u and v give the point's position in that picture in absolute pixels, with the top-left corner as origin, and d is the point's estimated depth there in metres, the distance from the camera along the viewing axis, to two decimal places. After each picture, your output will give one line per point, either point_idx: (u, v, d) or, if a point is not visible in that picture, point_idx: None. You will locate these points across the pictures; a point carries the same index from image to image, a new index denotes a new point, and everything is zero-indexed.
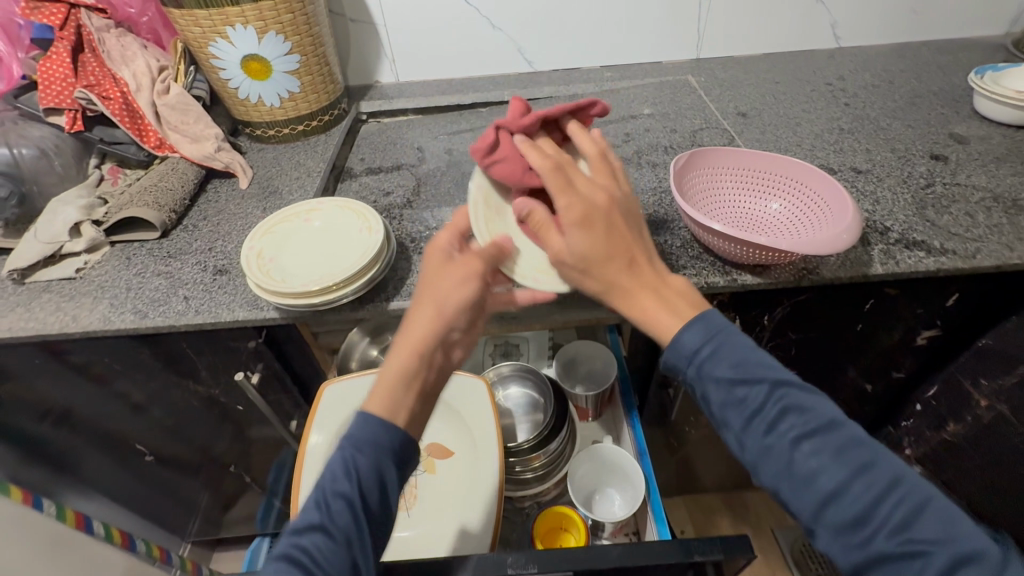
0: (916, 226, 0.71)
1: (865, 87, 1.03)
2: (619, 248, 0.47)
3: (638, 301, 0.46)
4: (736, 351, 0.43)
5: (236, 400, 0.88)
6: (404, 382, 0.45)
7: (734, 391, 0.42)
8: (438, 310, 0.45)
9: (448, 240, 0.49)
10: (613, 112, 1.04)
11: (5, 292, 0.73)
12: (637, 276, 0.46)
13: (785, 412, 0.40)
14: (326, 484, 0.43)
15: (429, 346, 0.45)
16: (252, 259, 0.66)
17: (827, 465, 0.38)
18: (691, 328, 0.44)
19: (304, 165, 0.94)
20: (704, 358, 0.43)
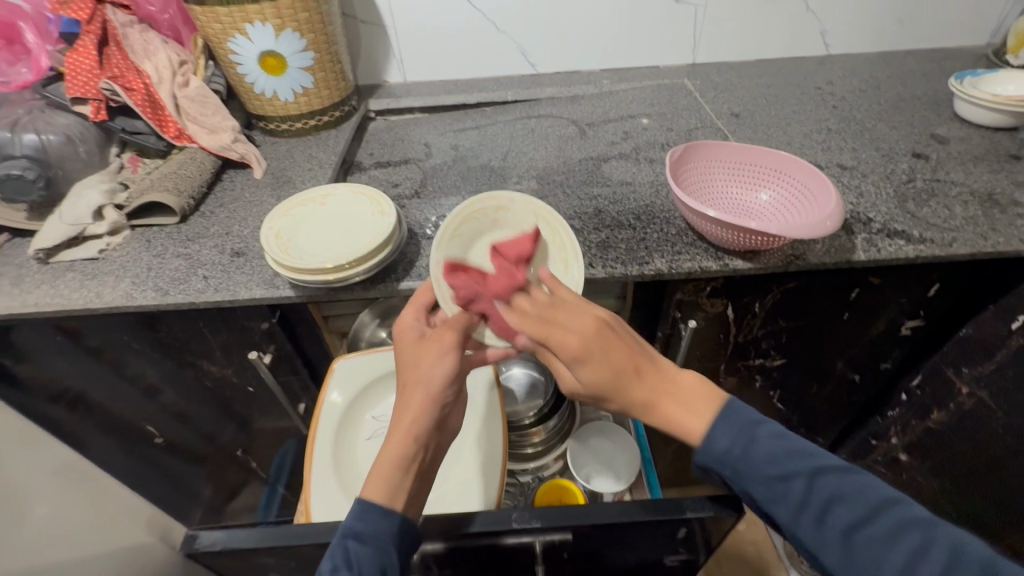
0: (897, 217, 0.76)
1: (853, 91, 1.08)
2: (626, 359, 0.48)
3: (662, 411, 0.47)
4: (769, 441, 0.45)
5: (247, 382, 0.91)
6: (399, 463, 0.50)
7: (772, 487, 0.44)
8: (421, 391, 0.54)
9: (415, 324, 0.60)
10: (613, 112, 1.08)
11: (30, 272, 0.76)
12: (648, 382, 0.48)
13: (829, 501, 0.42)
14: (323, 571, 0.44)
15: (418, 427, 0.52)
16: (270, 239, 0.69)
17: (883, 551, 0.40)
18: (718, 428, 0.46)
19: (316, 157, 0.98)
20: (737, 459, 0.45)
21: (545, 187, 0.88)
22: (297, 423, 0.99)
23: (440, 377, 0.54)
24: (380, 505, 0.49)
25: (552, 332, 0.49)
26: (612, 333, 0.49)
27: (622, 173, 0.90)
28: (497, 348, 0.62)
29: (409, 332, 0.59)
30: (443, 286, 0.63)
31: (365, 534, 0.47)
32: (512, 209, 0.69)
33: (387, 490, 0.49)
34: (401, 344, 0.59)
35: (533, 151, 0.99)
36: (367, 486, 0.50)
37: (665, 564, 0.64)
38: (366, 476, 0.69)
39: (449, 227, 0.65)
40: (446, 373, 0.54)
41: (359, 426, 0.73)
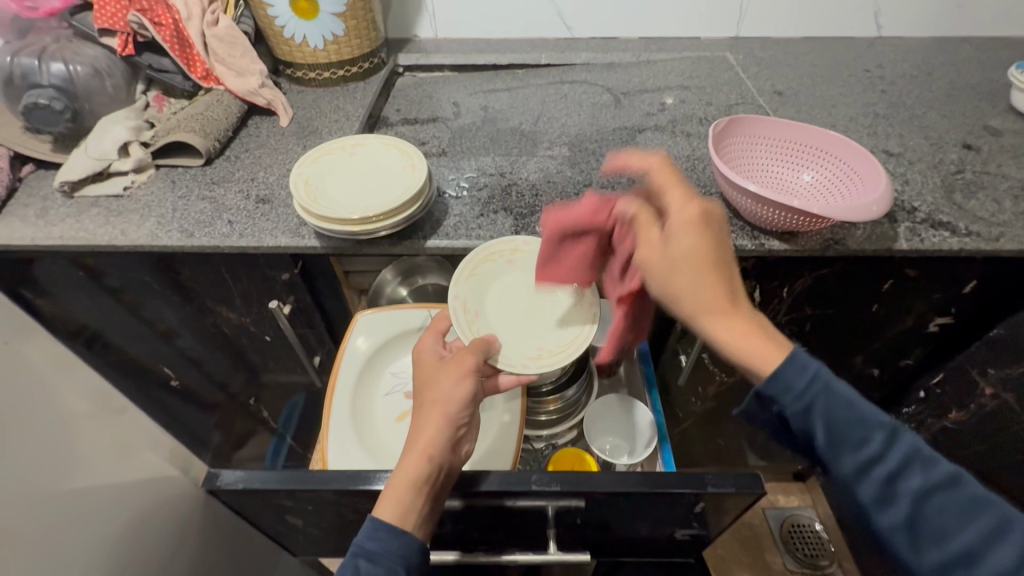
0: (943, 208, 0.73)
1: (903, 76, 1.03)
2: (700, 267, 0.47)
3: (728, 335, 0.46)
4: (848, 393, 0.43)
5: (265, 331, 0.91)
6: (413, 483, 0.49)
7: (849, 436, 0.42)
8: (439, 412, 0.53)
9: (435, 346, 0.60)
10: (648, 83, 1.04)
11: (55, 205, 0.76)
12: (718, 299, 0.47)
13: (907, 464, 0.41)
14: (365, 541, 0.48)
15: (435, 447, 0.51)
16: (299, 186, 0.68)
17: (953, 523, 0.40)
18: (786, 362, 0.44)
19: (343, 109, 0.95)
20: (819, 398, 0.43)
21: (578, 153, 0.86)
22: (311, 376, 0.99)
23: (457, 400, 0.54)
24: (392, 524, 0.48)
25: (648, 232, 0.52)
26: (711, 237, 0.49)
27: (657, 145, 0.87)
28: (513, 372, 0.61)
29: (428, 352, 0.59)
30: (459, 316, 0.63)
31: (377, 554, 0.47)
32: (529, 249, 0.68)
33: (400, 511, 0.48)
34: (423, 362, 0.58)
35: (566, 117, 0.96)
36: (379, 505, 0.49)
37: (675, 538, 0.65)
38: (380, 429, 0.69)
39: (466, 266, 0.66)
40: (463, 397, 0.54)
41: (376, 380, 0.73)
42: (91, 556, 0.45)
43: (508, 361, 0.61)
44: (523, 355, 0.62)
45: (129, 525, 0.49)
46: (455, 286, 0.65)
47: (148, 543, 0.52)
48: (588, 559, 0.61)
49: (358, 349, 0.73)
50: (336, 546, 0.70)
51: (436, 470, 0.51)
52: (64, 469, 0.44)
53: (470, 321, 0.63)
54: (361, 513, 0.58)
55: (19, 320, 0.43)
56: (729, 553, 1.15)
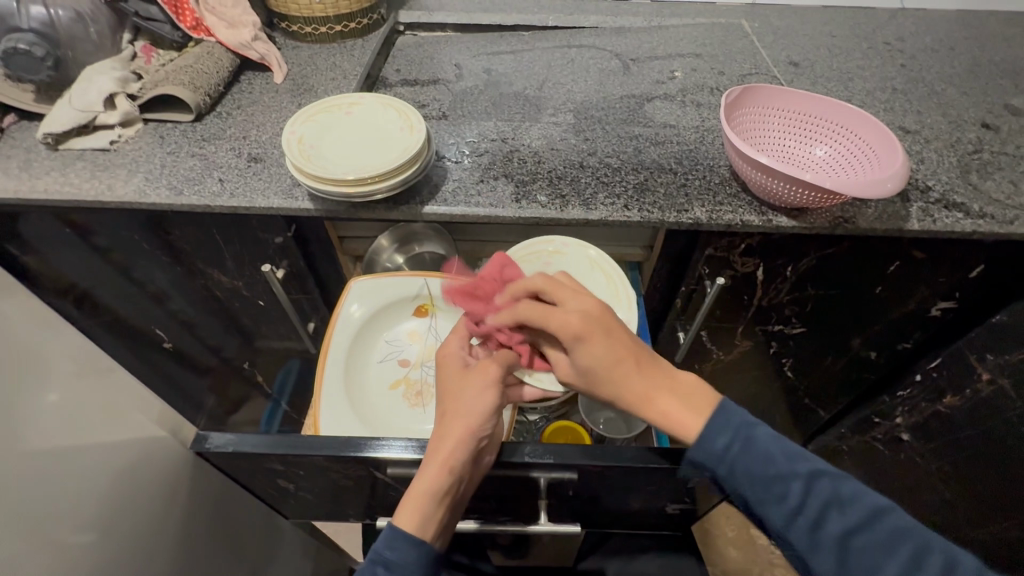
0: (957, 188, 0.71)
1: (924, 50, 0.99)
2: (623, 351, 0.47)
3: (656, 404, 0.46)
4: (764, 442, 0.43)
5: (259, 295, 0.90)
6: (432, 497, 0.49)
7: (769, 488, 0.42)
8: (462, 424, 0.51)
9: (461, 351, 0.57)
10: (659, 49, 1.00)
11: (39, 157, 0.73)
12: (652, 378, 0.47)
13: (827, 507, 0.41)
14: (383, 548, 0.49)
15: (457, 461, 0.50)
16: (292, 143, 0.65)
17: (879, 560, 0.40)
18: (714, 426, 0.44)
19: (340, 67, 0.91)
20: (735, 457, 0.43)
21: (583, 121, 0.82)
22: (306, 342, 0.98)
23: (482, 413, 0.52)
24: (409, 535, 0.49)
25: (552, 317, 0.49)
26: (609, 319, 0.49)
27: (666, 114, 0.83)
28: (540, 387, 0.59)
29: (454, 359, 0.57)
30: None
31: (395, 563, 0.48)
32: (567, 253, 0.71)
33: (419, 523, 0.49)
34: (446, 369, 0.56)
35: (572, 83, 0.92)
36: (397, 516, 0.49)
37: (666, 512, 0.65)
38: (375, 398, 0.69)
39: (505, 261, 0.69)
40: (487, 414, 0.52)
41: (370, 348, 0.72)
42: (85, 513, 0.45)
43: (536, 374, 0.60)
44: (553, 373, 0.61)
45: (121, 484, 0.49)
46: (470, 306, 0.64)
47: (142, 502, 0.52)
48: (579, 531, 0.61)
49: (353, 314, 0.71)
50: (328, 511, 0.70)
51: (456, 484, 0.50)
52: (49, 430, 0.43)
53: None
54: (353, 479, 0.58)
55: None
56: (717, 527, 1.17)
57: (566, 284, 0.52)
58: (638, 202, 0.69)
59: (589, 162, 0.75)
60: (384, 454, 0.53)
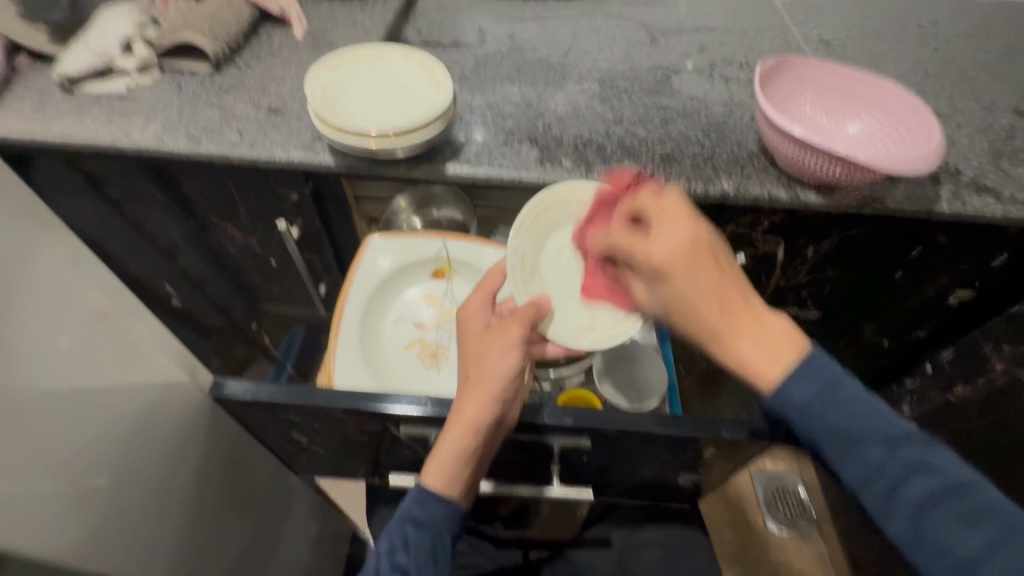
0: (989, 173, 0.70)
1: (959, 35, 0.96)
2: (716, 289, 0.44)
3: (737, 347, 0.44)
4: (847, 403, 0.43)
5: (271, 255, 0.89)
6: (457, 458, 0.51)
7: (854, 449, 0.43)
8: (483, 387, 0.52)
9: (481, 313, 0.57)
10: (687, 21, 0.97)
11: (53, 99, 0.72)
12: (736, 318, 0.44)
13: (912, 473, 0.42)
14: (411, 505, 0.51)
15: (479, 424, 0.51)
16: (315, 95, 0.64)
17: (953, 528, 0.42)
18: (801, 379, 0.43)
19: (361, 25, 0.89)
20: (820, 411, 0.43)
21: (609, 90, 0.80)
22: (317, 305, 0.98)
23: (503, 375, 0.52)
24: (436, 492, 0.51)
25: (639, 247, 0.46)
26: (713, 256, 0.44)
27: (693, 87, 0.81)
28: (563, 343, 0.56)
29: (474, 320, 0.57)
30: (515, 272, 0.58)
31: (423, 520, 0.50)
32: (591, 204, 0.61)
33: (446, 482, 0.51)
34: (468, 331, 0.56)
35: (597, 51, 0.89)
36: (427, 475, 0.51)
37: (675, 483, 0.65)
38: (391, 355, 0.68)
39: (525, 217, 0.59)
40: (510, 375, 0.52)
41: (387, 309, 0.71)
42: (100, 451, 0.44)
43: (558, 330, 0.57)
44: (580, 327, 0.58)
45: (138, 426, 0.49)
46: (511, 237, 0.58)
47: (159, 446, 0.51)
48: (589, 496, 0.61)
49: (377, 267, 0.71)
50: (339, 467, 0.71)
51: (480, 444, 0.51)
52: (71, 369, 0.42)
53: (525, 277, 0.59)
54: (370, 434, 0.58)
55: (31, 207, 0.40)
56: (715, 510, 1.18)
57: (666, 207, 0.46)
58: (665, 172, 0.68)
59: (616, 130, 0.73)
60: (398, 411, 0.52)
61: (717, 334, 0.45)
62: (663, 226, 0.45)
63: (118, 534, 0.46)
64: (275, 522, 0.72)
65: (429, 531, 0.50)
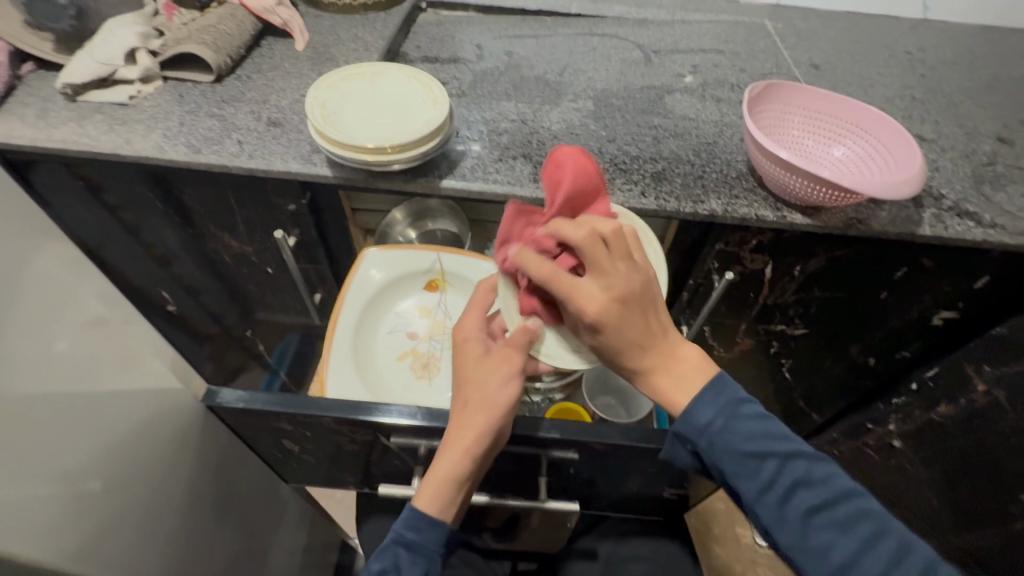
0: (970, 198, 0.72)
1: (945, 62, 0.99)
2: (642, 333, 0.46)
3: (654, 381, 0.47)
4: (749, 421, 0.46)
5: (267, 263, 0.90)
6: (452, 481, 0.50)
7: (747, 466, 0.45)
8: (483, 412, 0.51)
9: (478, 335, 0.56)
10: (681, 43, 1.00)
11: (56, 107, 0.73)
12: (658, 355, 0.47)
13: (798, 486, 0.45)
14: (404, 529, 0.51)
15: (477, 448, 0.50)
16: (315, 109, 0.65)
17: (837, 538, 0.44)
18: (704, 403, 0.47)
19: (362, 39, 0.91)
20: (717, 434, 0.46)
21: (603, 108, 0.82)
22: (312, 313, 0.99)
23: (503, 401, 0.52)
24: (431, 516, 0.51)
25: (577, 289, 0.44)
26: (640, 302, 0.45)
27: (686, 107, 0.83)
28: (557, 367, 0.52)
29: (473, 343, 0.56)
30: (506, 291, 0.55)
31: (416, 544, 0.50)
32: None
33: (440, 504, 0.51)
34: (465, 351, 0.56)
35: (593, 70, 0.91)
36: (422, 499, 0.51)
37: (662, 497, 0.66)
38: (383, 366, 0.69)
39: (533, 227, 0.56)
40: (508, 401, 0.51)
41: (379, 319, 0.72)
42: (95, 458, 0.45)
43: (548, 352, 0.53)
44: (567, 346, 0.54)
45: (133, 433, 0.49)
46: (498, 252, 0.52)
47: (152, 453, 0.52)
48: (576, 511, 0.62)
49: (372, 278, 0.72)
50: (329, 476, 0.71)
51: (475, 469, 0.51)
52: (68, 374, 0.43)
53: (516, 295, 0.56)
54: (359, 444, 0.58)
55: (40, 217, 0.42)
56: (705, 526, 1.18)
57: (616, 246, 0.44)
58: (655, 190, 0.70)
59: (608, 148, 0.75)
60: (385, 420, 0.53)
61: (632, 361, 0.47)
62: (606, 272, 0.43)
63: (110, 541, 0.47)
64: (264, 531, 0.72)
65: (419, 552, 0.51)
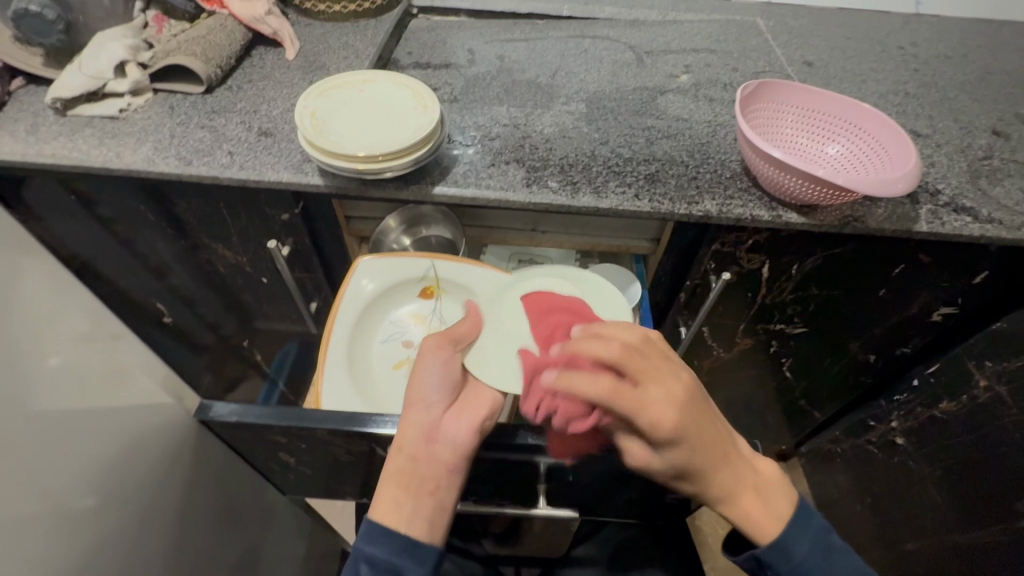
0: (967, 192, 0.71)
1: (938, 56, 0.98)
2: (719, 442, 0.47)
3: (740, 502, 0.47)
4: (841, 557, 0.47)
5: (262, 273, 0.89)
6: (392, 475, 0.49)
7: None
8: (417, 407, 0.51)
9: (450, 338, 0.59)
10: (674, 43, 0.99)
11: (46, 122, 0.72)
12: (739, 477, 0.48)
13: None
14: (362, 542, 0.47)
15: (407, 437, 0.50)
16: (304, 118, 0.65)
17: None
18: (798, 538, 0.47)
19: (353, 47, 0.90)
20: (815, 567, 0.46)
21: (596, 111, 0.82)
22: (308, 322, 0.98)
23: (432, 387, 0.52)
24: (380, 522, 0.47)
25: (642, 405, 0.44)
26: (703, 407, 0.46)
27: (679, 108, 0.83)
28: None
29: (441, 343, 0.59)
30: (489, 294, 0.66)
31: (376, 559, 0.46)
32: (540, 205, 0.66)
33: (380, 502, 0.48)
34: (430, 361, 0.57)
35: (584, 72, 0.91)
36: (375, 506, 0.48)
37: (663, 502, 0.65)
38: (379, 376, 0.69)
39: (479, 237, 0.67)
40: (432, 386, 0.52)
41: (374, 328, 0.72)
42: (94, 474, 0.45)
43: None
44: None
45: (129, 449, 0.49)
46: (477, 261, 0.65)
47: (148, 467, 0.52)
48: (576, 515, 0.62)
49: (363, 290, 0.71)
50: (326, 488, 0.70)
51: (415, 463, 0.49)
52: (61, 392, 0.43)
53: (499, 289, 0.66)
54: (354, 455, 0.58)
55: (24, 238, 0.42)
56: (708, 527, 1.17)
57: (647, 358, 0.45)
58: (649, 192, 0.69)
59: (601, 151, 0.74)
60: (380, 431, 0.52)
61: (704, 484, 0.47)
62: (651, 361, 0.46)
63: (108, 559, 0.47)
64: (262, 544, 0.71)
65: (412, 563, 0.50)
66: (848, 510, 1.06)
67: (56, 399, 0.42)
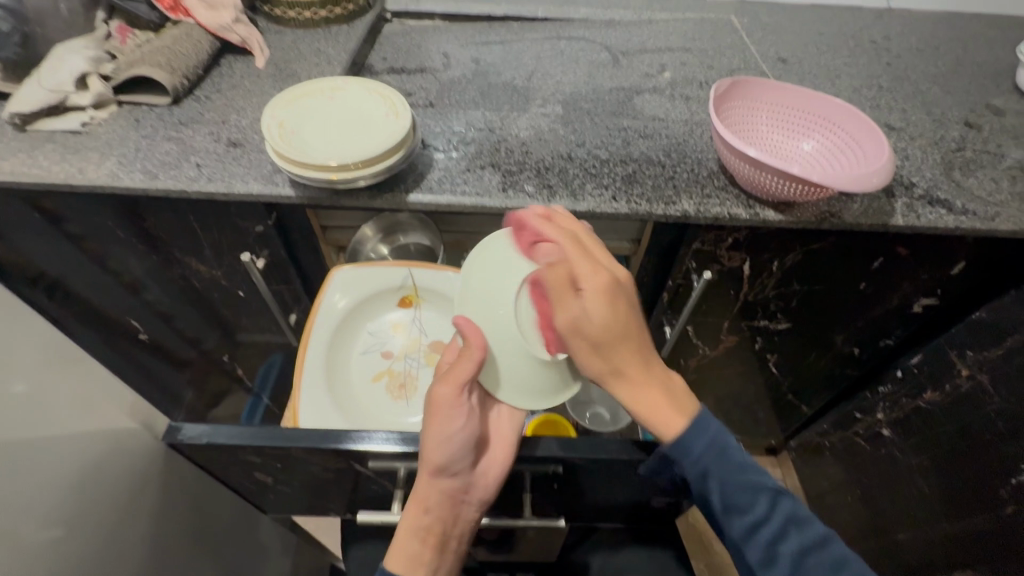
0: (941, 184, 0.72)
1: (910, 50, 0.99)
2: (637, 335, 0.48)
3: (647, 394, 0.48)
4: (735, 454, 0.48)
5: (238, 286, 0.87)
6: (415, 535, 0.51)
7: (739, 500, 0.47)
8: (433, 467, 0.50)
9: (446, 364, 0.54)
10: (650, 42, 0.99)
11: (5, 137, 0.70)
12: (649, 369, 0.49)
13: (786, 525, 0.47)
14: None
15: (432, 499, 0.51)
16: (273, 128, 0.64)
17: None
18: (693, 432, 0.47)
19: (325, 53, 0.89)
20: (711, 462, 0.47)
21: (572, 112, 0.81)
22: (288, 335, 0.96)
23: (450, 449, 0.50)
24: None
25: (582, 262, 0.47)
26: (634, 303, 0.49)
27: (655, 107, 0.83)
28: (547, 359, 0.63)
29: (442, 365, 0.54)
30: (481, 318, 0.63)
31: None
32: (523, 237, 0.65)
33: (405, 561, 0.50)
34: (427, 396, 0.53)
35: (561, 74, 0.91)
36: (392, 559, 0.50)
37: (650, 506, 0.65)
38: (357, 390, 0.67)
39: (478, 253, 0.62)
40: (458, 452, 0.50)
41: (350, 340, 0.70)
42: (62, 505, 0.44)
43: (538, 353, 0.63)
44: None
45: (97, 476, 0.48)
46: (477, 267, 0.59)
47: (118, 494, 0.50)
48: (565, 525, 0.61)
49: (336, 304, 0.70)
50: (309, 505, 0.69)
51: (441, 523, 0.51)
52: (20, 420, 0.41)
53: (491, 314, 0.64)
54: (334, 472, 0.56)
55: None
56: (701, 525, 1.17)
57: (598, 247, 0.50)
58: (627, 194, 0.69)
59: (578, 153, 0.74)
60: (365, 447, 0.51)
61: (619, 378, 0.48)
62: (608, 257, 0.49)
63: None
64: (244, 566, 0.69)
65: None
66: (839, 503, 1.07)
67: (15, 429, 0.41)
